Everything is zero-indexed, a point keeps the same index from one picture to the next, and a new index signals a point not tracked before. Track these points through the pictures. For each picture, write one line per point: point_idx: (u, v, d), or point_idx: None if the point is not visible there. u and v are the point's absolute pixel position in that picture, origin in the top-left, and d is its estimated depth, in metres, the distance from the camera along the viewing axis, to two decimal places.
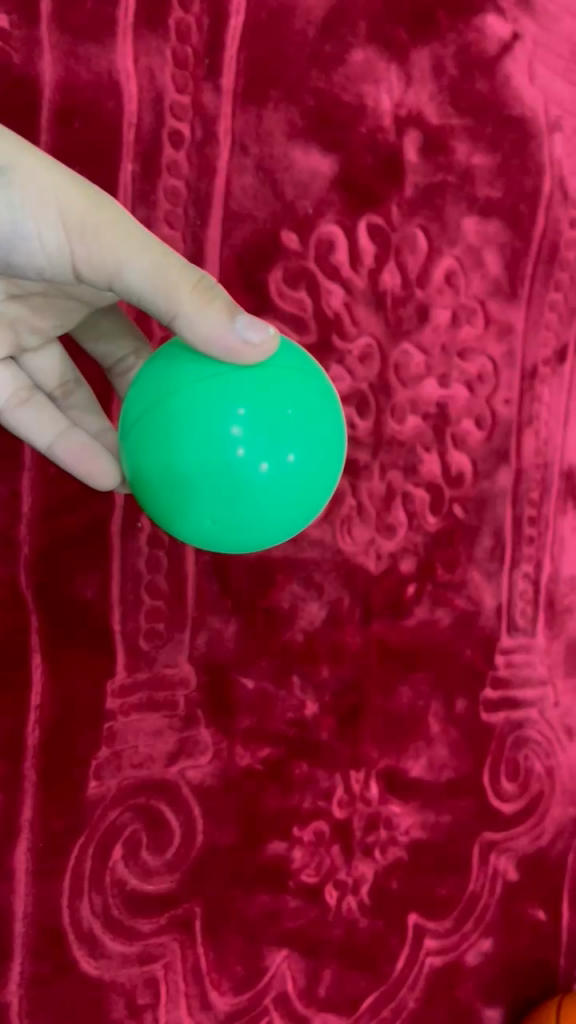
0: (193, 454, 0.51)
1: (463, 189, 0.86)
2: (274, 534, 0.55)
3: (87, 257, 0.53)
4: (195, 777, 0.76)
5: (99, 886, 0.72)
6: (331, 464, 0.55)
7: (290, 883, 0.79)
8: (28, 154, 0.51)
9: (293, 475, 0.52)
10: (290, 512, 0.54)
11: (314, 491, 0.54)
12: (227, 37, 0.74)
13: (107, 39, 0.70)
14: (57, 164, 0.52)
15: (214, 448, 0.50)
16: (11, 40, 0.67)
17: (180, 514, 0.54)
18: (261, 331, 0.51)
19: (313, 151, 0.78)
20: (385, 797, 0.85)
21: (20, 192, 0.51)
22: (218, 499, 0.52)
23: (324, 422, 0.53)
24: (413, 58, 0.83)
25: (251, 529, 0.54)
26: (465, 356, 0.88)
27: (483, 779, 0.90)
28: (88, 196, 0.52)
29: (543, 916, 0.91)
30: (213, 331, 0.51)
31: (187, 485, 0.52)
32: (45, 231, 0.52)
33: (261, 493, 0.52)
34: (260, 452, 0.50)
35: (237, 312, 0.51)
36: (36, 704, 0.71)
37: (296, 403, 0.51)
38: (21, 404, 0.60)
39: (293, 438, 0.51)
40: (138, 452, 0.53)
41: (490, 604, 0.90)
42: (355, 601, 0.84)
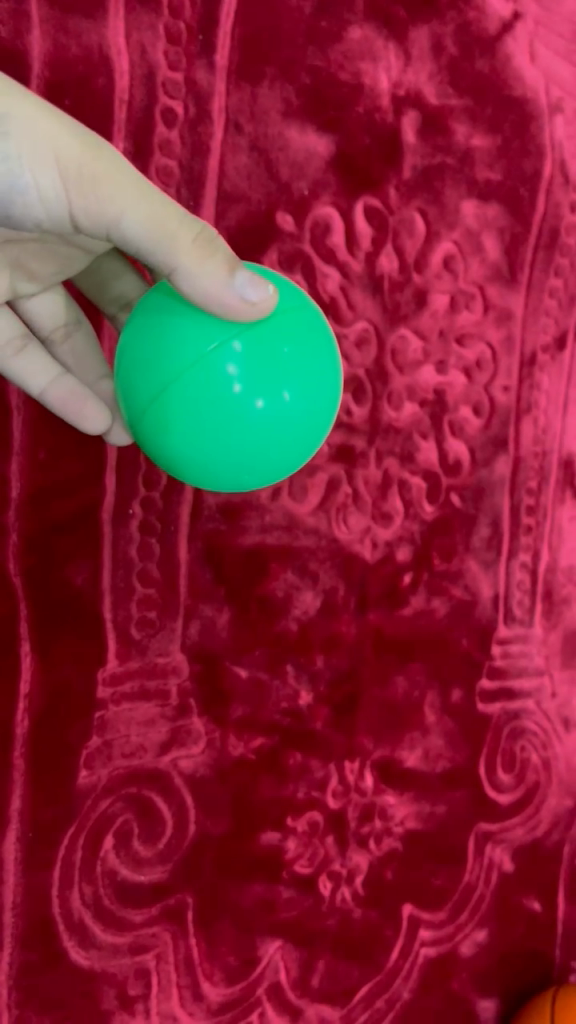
0: (187, 393, 0.49)
1: (463, 171, 0.85)
2: (268, 474, 0.54)
3: (85, 210, 0.51)
4: (188, 767, 0.75)
5: (89, 876, 0.71)
6: (327, 407, 0.53)
7: (283, 874, 0.78)
8: (22, 100, 0.48)
9: (289, 414, 0.50)
10: (286, 452, 0.52)
11: (310, 433, 0.53)
12: (221, 13, 0.72)
13: (98, 13, 0.68)
14: (51, 109, 0.49)
15: (209, 385, 0.49)
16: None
17: (174, 453, 0.52)
18: (259, 285, 0.50)
19: (309, 131, 0.77)
20: (379, 788, 0.84)
21: (15, 144, 0.48)
22: (213, 438, 0.50)
23: (321, 363, 0.52)
24: (411, 37, 0.82)
25: (247, 469, 0.53)
26: (464, 341, 0.87)
27: (479, 770, 0.89)
28: (86, 145, 0.50)
29: (539, 907, 0.90)
30: (210, 286, 0.49)
31: (182, 423, 0.50)
32: (41, 183, 0.50)
33: (258, 432, 0.50)
34: (256, 389, 0.49)
35: (237, 268, 0.50)
36: (26, 692, 0.70)
37: (293, 342, 0.50)
38: (14, 351, 0.60)
39: (289, 377, 0.50)
40: (132, 391, 0.52)
41: (487, 593, 0.89)
42: (351, 590, 0.83)
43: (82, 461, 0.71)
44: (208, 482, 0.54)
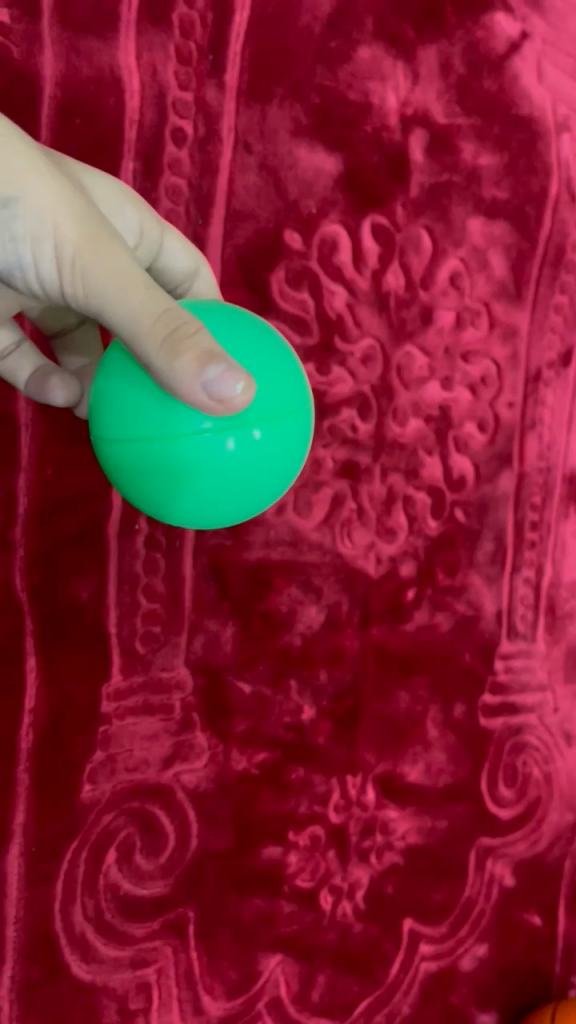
0: (156, 432, 0.48)
1: (469, 189, 0.85)
2: (236, 510, 0.53)
3: (74, 292, 0.49)
4: (191, 781, 0.76)
5: (92, 890, 0.71)
6: (300, 443, 0.53)
7: (285, 888, 0.79)
8: (33, 179, 0.47)
9: (260, 453, 0.50)
10: (255, 488, 0.52)
11: (282, 470, 0.52)
12: (230, 33, 0.73)
13: (109, 34, 0.69)
14: (60, 191, 0.47)
15: (178, 425, 0.48)
16: (11, 35, 0.66)
17: (138, 484, 0.52)
18: (233, 378, 0.44)
19: (317, 150, 0.77)
20: (381, 802, 0.84)
21: (13, 219, 0.47)
22: (181, 477, 0.50)
23: (295, 402, 0.51)
24: (420, 56, 0.82)
25: (216, 506, 0.52)
26: (469, 358, 0.87)
27: (480, 785, 0.89)
28: (84, 228, 0.47)
29: (540, 922, 0.91)
30: (175, 379, 0.45)
31: (149, 463, 0.50)
32: (37, 262, 0.48)
33: (227, 472, 0.50)
34: (226, 429, 0.48)
35: (209, 361, 0.44)
36: (30, 706, 0.70)
37: (267, 380, 0.49)
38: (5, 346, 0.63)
39: (260, 416, 0.49)
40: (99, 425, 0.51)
41: (490, 608, 0.90)
42: (354, 605, 0.83)
43: (88, 477, 0.72)
44: (177, 518, 0.54)
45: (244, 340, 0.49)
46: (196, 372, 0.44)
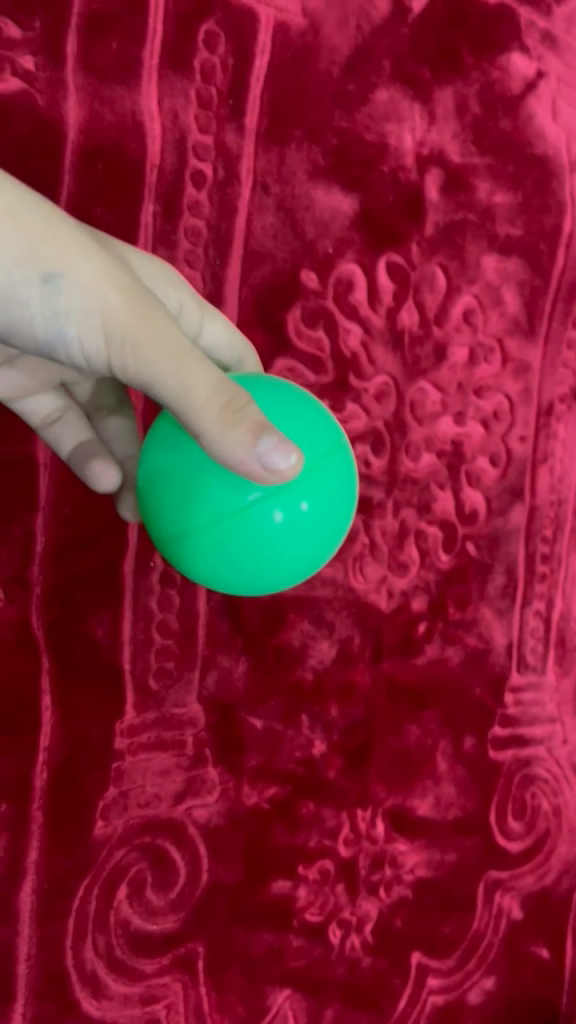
0: (206, 504, 0.51)
1: (484, 227, 0.86)
2: (282, 580, 0.55)
3: (122, 364, 0.50)
4: (202, 816, 0.76)
5: (103, 927, 0.71)
6: (344, 515, 0.55)
7: (294, 923, 0.79)
8: (77, 255, 0.47)
9: (306, 524, 0.52)
10: (300, 558, 0.54)
11: (326, 541, 0.54)
12: (251, 77, 0.74)
13: (131, 80, 0.70)
14: (104, 266, 0.48)
15: (227, 494, 0.51)
16: (36, 82, 0.67)
17: (188, 555, 0.54)
18: (284, 451, 0.47)
19: (334, 190, 0.78)
20: (390, 836, 0.84)
21: (61, 299, 0.47)
22: (229, 547, 0.52)
23: (338, 474, 0.53)
24: (437, 97, 0.83)
25: (263, 575, 0.54)
26: (481, 394, 0.87)
27: (489, 818, 0.89)
28: (131, 303, 0.48)
29: (547, 955, 0.91)
30: (230, 449, 0.47)
31: (199, 531, 0.52)
32: (84, 336, 0.49)
33: (274, 542, 0.52)
34: (274, 501, 0.51)
35: (264, 434, 0.47)
36: (45, 744, 0.70)
37: (314, 453, 0.52)
38: (53, 419, 0.66)
39: (307, 487, 0.51)
40: (150, 493, 0.54)
41: (500, 641, 0.90)
42: (366, 639, 0.84)
43: (104, 516, 0.73)
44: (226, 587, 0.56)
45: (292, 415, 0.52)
46: (252, 445, 0.47)
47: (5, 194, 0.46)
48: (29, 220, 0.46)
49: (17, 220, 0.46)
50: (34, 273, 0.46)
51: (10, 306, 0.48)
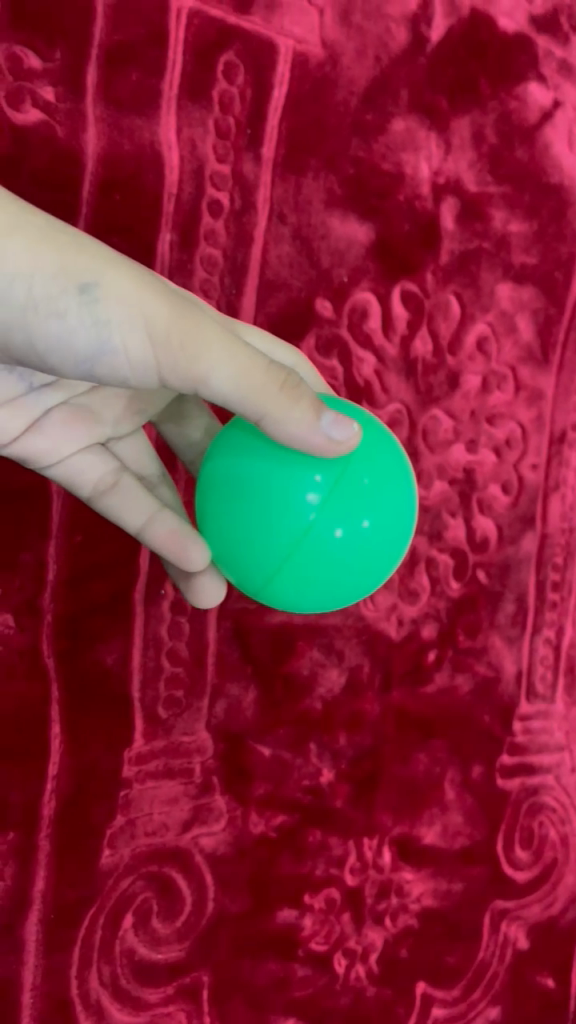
0: (270, 524, 0.52)
1: (499, 255, 0.86)
2: (343, 595, 0.56)
3: (172, 368, 0.50)
4: (209, 844, 0.75)
5: (108, 956, 0.71)
6: (404, 533, 0.55)
7: (298, 952, 0.77)
8: (109, 264, 0.48)
9: (367, 541, 0.53)
10: (361, 575, 0.54)
11: (386, 559, 0.55)
12: (269, 108, 0.74)
13: (150, 110, 0.70)
14: (139, 272, 0.49)
15: (288, 512, 0.52)
16: (56, 114, 0.67)
17: (251, 571, 0.55)
18: (346, 424, 0.51)
19: (350, 219, 0.78)
20: (397, 864, 0.83)
21: (103, 307, 0.48)
22: (291, 564, 0.53)
23: (398, 490, 0.54)
24: (453, 127, 0.83)
25: (323, 592, 0.55)
26: (494, 421, 0.87)
27: (496, 846, 0.87)
28: (173, 305, 0.49)
29: (553, 984, 0.89)
30: (295, 427, 0.50)
31: (264, 549, 0.53)
32: (128, 346, 0.49)
33: (333, 558, 0.52)
34: (335, 518, 0.51)
35: (323, 407, 0.51)
36: (53, 772, 0.71)
37: (372, 471, 0.53)
38: (106, 492, 0.61)
39: (367, 505, 0.52)
40: (213, 512, 0.55)
41: (510, 669, 0.89)
42: (375, 667, 0.83)
43: (116, 545, 0.73)
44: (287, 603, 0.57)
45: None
46: (316, 415, 0.50)
47: (30, 216, 0.48)
48: (57, 237, 0.48)
49: (46, 237, 0.48)
50: (72, 282, 0.47)
51: (51, 321, 0.48)
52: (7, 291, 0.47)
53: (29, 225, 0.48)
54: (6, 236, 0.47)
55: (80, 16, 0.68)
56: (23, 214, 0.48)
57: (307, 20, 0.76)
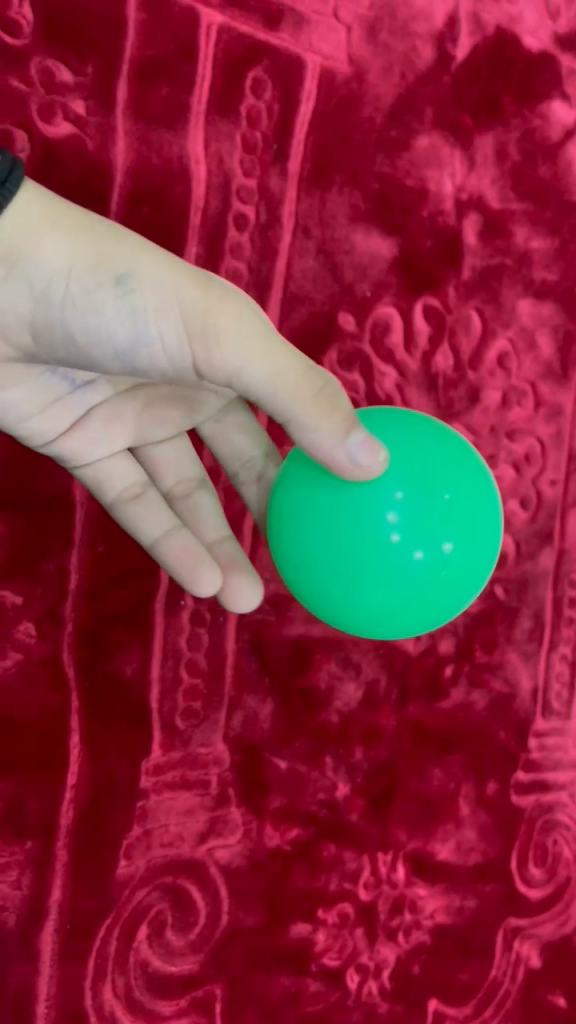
0: (348, 547, 0.53)
1: (520, 271, 0.86)
2: (425, 621, 0.56)
3: (207, 360, 0.53)
4: (224, 857, 0.75)
5: (122, 968, 0.71)
6: (485, 557, 0.55)
7: (311, 967, 0.77)
8: (145, 257, 0.53)
9: (449, 563, 0.53)
10: (444, 598, 0.54)
11: (467, 583, 0.55)
12: (295, 123, 0.75)
13: (179, 125, 0.71)
14: (175, 266, 0.53)
15: (370, 534, 0.52)
16: (86, 127, 0.68)
17: (329, 598, 0.55)
18: (372, 449, 0.52)
19: (374, 235, 0.79)
20: (411, 880, 0.82)
21: (140, 297, 0.52)
22: (369, 586, 0.53)
23: (481, 510, 0.54)
24: (477, 144, 0.83)
25: (402, 617, 0.55)
26: (514, 436, 0.87)
27: (510, 864, 0.86)
28: (210, 298, 0.53)
29: (564, 1003, 0.87)
30: (319, 443, 0.52)
31: (342, 573, 0.53)
32: (164, 333, 0.53)
33: (413, 580, 0.53)
34: (417, 540, 0.52)
35: (353, 430, 0.52)
36: (72, 782, 0.71)
37: (455, 490, 0.53)
38: (128, 501, 0.66)
39: (450, 527, 0.52)
40: (289, 537, 0.56)
41: (526, 686, 0.88)
42: (392, 682, 0.83)
43: (138, 555, 0.73)
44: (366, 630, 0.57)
45: (432, 458, 0.54)
46: (343, 436, 0.52)
47: (72, 211, 0.54)
48: (96, 231, 0.53)
49: (86, 230, 0.53)
50: (108, 273, 0.52)
51: (89, 314, 0.53)
52: (49, 284, 0.53)
53: (67, 220, 0.53)
54: (48, 230, 0.52)
55: (111, 31, 0.69)
56: (66, 209, 0.53)
57: (334, 37, 0.77)
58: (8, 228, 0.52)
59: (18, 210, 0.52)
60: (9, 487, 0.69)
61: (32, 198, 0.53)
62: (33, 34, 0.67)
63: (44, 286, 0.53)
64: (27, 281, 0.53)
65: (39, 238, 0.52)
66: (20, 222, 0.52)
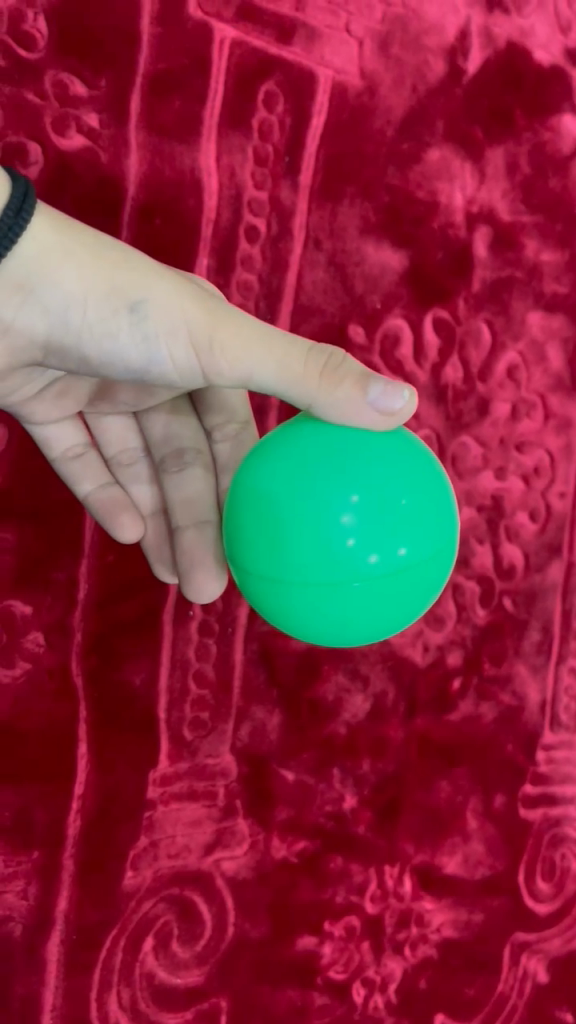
0: (300, 550, 0.50)
1: (530, 284, 0.86)
2: (378, 628, 0.54)
3: (216, 372, 0.55)
4: (231, 868, 0.75)
5: (128, 979, 0.71)
6: (442, 560, 0.53)
7: (317, 980, 0.77)
8: (155, 281, 0.53)
9: (404, 569, 0.51)
10: (398, 605, 0.52)
11: (422, 590, 0.53)
12: (307, 136, 0.75)
13: (191, 137, 0.72)
14: (182, 287, 0.54)
15: (324, 537, 0.49)
16: (100, 140, 0.69)
17: (280, 602, 0.53)
18: (396, 387, 0.51)
19: (384, 247, 0.79)
20: (418, 894, 0.82)
21: (154, 324, 0.53)
22: (322, 592, 0.50)
23: (437, 513, 0.52)
24: (488, 157, 0.84)
25: (356, 625, 0.53)
26: (523, 448, 0.86)
27: (517, 878, 0.86)
28: (217, 317, 0.53)
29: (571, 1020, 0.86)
30: (345, 407, 0.51)
31: (293, 577, 0.51)
32: (174, 353, 0.55)
33: (368, 587, 0.50)
34: (371, 543, 0.49)
35: (370, 381, 0.51)
36: (79, 792, 0.71)
37: (410, 492, 0.51)
38: (72, 461, 0.67)
39: (405, 530, 0.50)
40: (243, 537, 0.53)
41: (535, 699, 0.87)
42: (400, 695, 0.82)
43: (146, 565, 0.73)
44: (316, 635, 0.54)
45: (387, 459, 0.51)
46: (367, 387, 0.51)
47: (78, 230, 0.53)
48: (106, 254, 0.53)
49: (97, 254, 0.53)
50: (121, 300, 0.53)
51: (104, 339, 0.54)
52: (65, 312, 0.53)
53: (76, 240, 0.52)
54: (63, 259, 0.52)
55: (127, 44, 0.70)
56: (75, 231, 0.53)
57: (346, 51, 0.77)
58: (22, 257, 0.51)
59: (32, 238, 0.51)
60: (20, 496, 0.69)
61: (43, 221, 0.51)
62: (47, 47, 0.67)
63: (59, 314, 0.53)
64: (43, 309, 0.53)
65: (54, 266, 0.51)
66: (33, 250, 0.51)
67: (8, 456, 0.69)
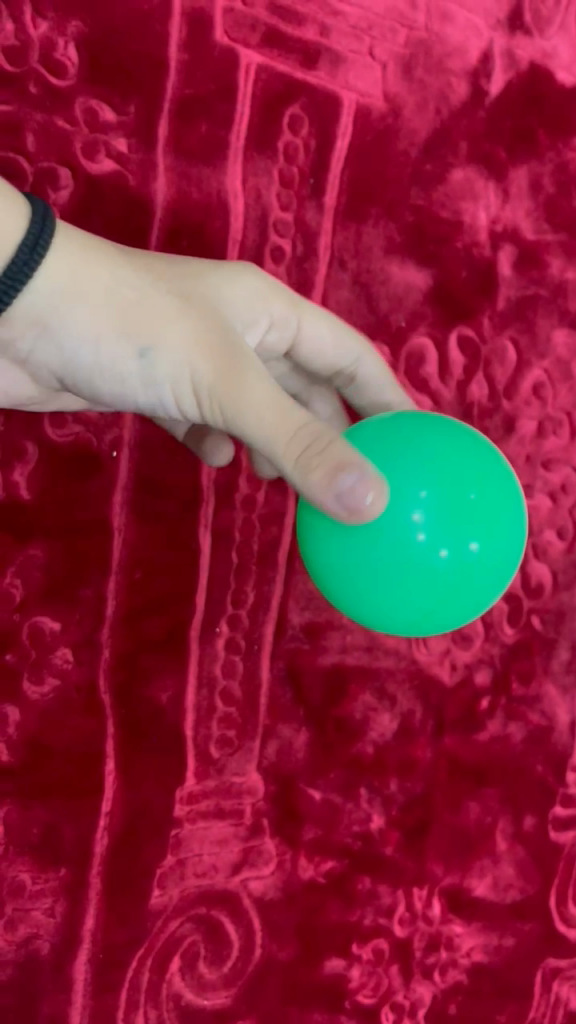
0: (371, 544, 0.51)
1: (555, 302, 0.86)
2: (447, 619, 0.55)
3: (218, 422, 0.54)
4: (257, 889, 0.74)
5: (155, 999, 0.70)
6: (508, 557, 0.55)
7: (346, 1005, 0.76)
8: (165, 328, 0.52)
9: (474, 562, 0.52)
10: (468, 596, 0.54)
11: (491, 582, 0.54)
12: (332, 158, 0.76)
13: (218, 161, 0.73)
14: (191, 336, 0.52)
15: (394, 532, 0.51)
16: (128, 165, 0.70)
17: (350, 595, 0.54)
18: (362, 489, 0.48)
19: (409, 266, 0.80)
20: (447, 917, 0.81)
21: (157, 374, 0.53)
22: (393, 586, 0.52)
23: (505, 505, 0.54)
24: (512, 176, 0.84)
25: (425, 614, 0.54)
26: (550, 466, 0.86)
27: (548, 902, 0.84)
28: (220, 375, 0.51)
29: None
30: (313, 495, 0.49)
31: (363, 571, 0.52)
32: (178, 402, 0.54)
33: (438, 579, 0.52)
34: (441, 537, 0.51)
35: (340, 476, 0.48)
36: (107, 809, 0.71)
37: (477, 486, 0.52)
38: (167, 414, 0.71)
39: (474, 524, 0.51)
40: (313, 535, 0.54)
41: (564, 719, 0.87)
42: (428, 714, 0.82)
43: (175, 581, 0.74)
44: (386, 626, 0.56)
45: (454, 456, 0.53)
46: (329, 484, 0.48)
47: (96, 267, 0.52)
48: (121, 299, 0.52)
49: (111, 299, 0.52)
50: (129, 349, 0.52)
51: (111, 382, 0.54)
52: (78, 354, 0.52)
53: (94, 282, 0.51)
54: (76, 302, 0.51)
55: (154, 71, 0.71)
56: (94, 274, 0.51)
57: (370, 75, 0.78)
58: (38, 298, 0.50)
59: (45, 282, 0.50)
60: (51, 513, 0.70)
61: (61, 260, 0.50)
62: (78, 75, 0.69)
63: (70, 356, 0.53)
64: (57, 347, 0.52)
65: (64, 310, 0.51)
66: (44, 291, 0.50)
67: (38, 474, 0.70)
